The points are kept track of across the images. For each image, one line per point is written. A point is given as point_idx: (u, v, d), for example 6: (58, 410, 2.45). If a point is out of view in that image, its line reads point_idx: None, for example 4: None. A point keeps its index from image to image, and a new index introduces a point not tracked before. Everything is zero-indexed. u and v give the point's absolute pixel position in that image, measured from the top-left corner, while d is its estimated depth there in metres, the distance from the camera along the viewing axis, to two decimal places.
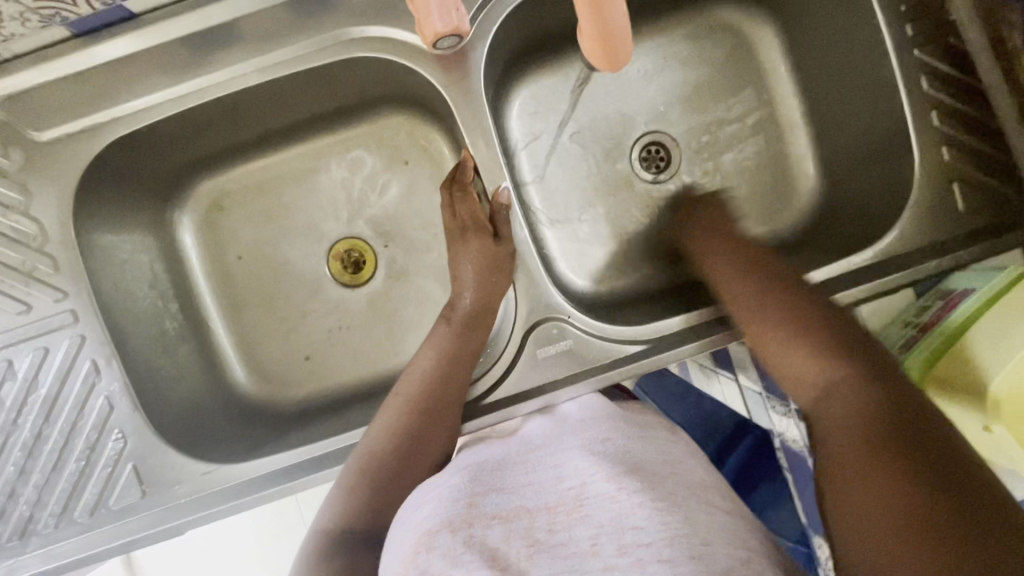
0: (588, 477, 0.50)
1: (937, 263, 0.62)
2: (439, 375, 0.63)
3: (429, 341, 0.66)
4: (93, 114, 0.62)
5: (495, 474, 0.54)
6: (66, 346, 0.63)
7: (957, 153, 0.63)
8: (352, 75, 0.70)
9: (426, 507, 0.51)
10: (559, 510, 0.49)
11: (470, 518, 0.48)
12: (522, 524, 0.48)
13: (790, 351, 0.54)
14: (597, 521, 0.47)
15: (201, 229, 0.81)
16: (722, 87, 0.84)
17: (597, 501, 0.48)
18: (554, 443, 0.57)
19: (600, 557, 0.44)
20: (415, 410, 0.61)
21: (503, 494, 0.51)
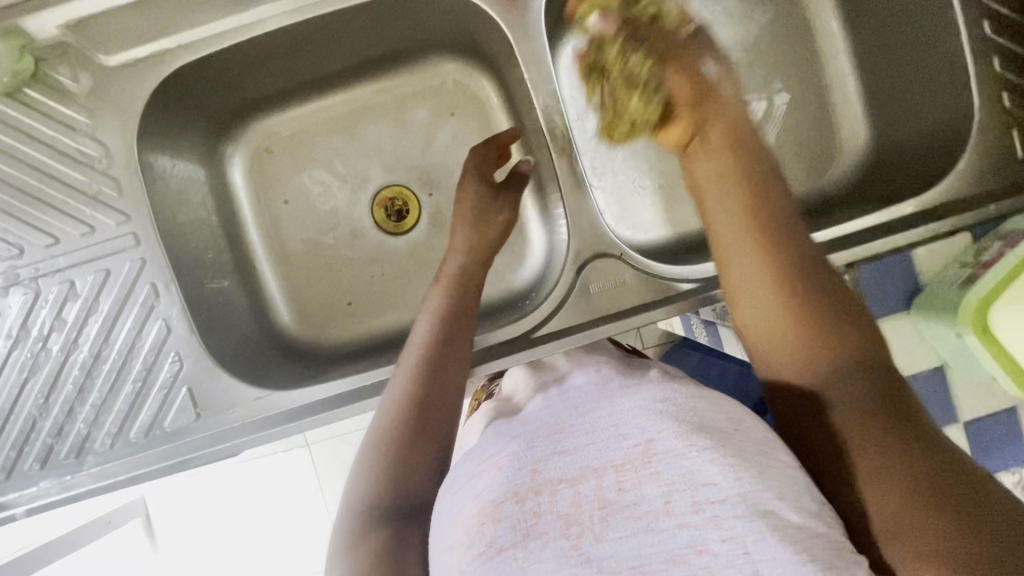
0: (656, 428, 0.40)
1: (997, 206, 0.62)
2: (445, 333, 0.61)
3: (426, 310, 0.64)
4: (160, 41, 0.63)
5: (551, 434, 0.44)
6: (127, 269, 0.65)
7: (1017, 100, 0.63)
8: (409, 13, 0.70)
9: (484, 477, 0.42)
10: (626, 467, 0.39)
11: (534, 485, 0.39)
12: (589, 486, 0.39)
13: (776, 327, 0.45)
14: (668, 476, 0.37)
15: (250, 169, 0.82)
16: (771, 42, 0.83)
17: (667, 453, 0.38)
18: (605, 403, 0.46)
19: (676, 515, 0.36)
20: (424, 369, 0.58)
21: (566, 454, 0.41)
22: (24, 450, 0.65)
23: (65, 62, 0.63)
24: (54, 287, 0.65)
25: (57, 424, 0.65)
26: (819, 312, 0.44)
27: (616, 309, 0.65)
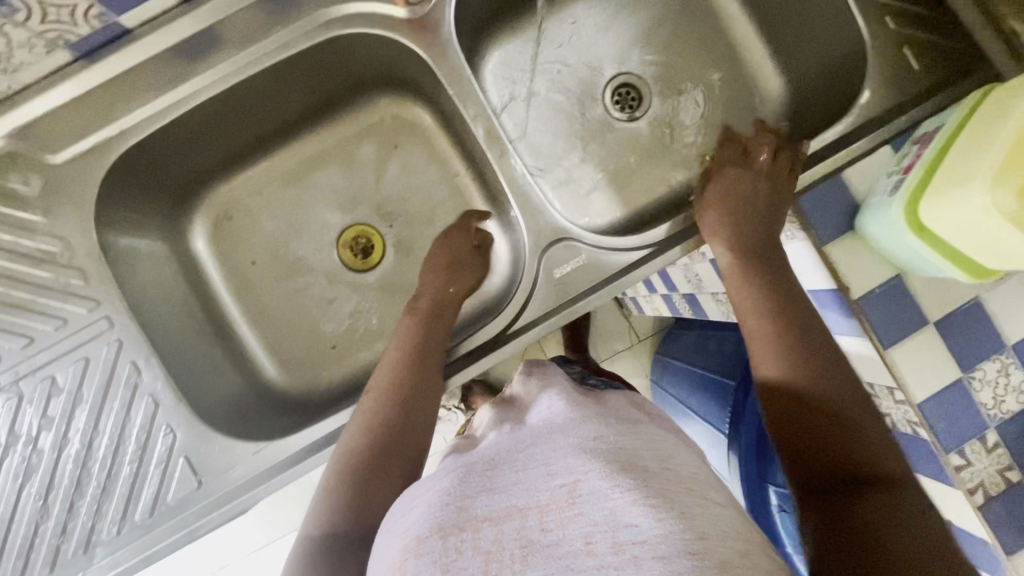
0: (581, 469, 0.41)
1: (906, 118, 0.66)
2: (411, 366, 0.64)
3: (396, 339, 0.68)
4: (103, 131, 0.67)
5: (483, 472, 0.45)
6: (106, 352, 0.66)
7: (900, 21, 0.68)
8: (335, 61, 0.75)
9: (415, 512, 0.44)
10: (551, 507, 0.40)
11: (459, 522, 0.41)
12: (513, 524, 0.40)
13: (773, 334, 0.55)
14: (591, 517, 0.38)
15: (212, 239, 0.84)
16: (677, 19, 0.88)
17: (591, 495, 0.39)
18: (547, 433, 0.46)
19: (596, 555, 0.37)
20: (391, 398, 0.61)
21: (494, 492, 0.42)
22: (30, 557, 0.64)
23: (15, 168, 0.66)
24: (36, 387, 0.65)
25: (61, 523, 0.65)
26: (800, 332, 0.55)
27: (584, 288, 0.68)
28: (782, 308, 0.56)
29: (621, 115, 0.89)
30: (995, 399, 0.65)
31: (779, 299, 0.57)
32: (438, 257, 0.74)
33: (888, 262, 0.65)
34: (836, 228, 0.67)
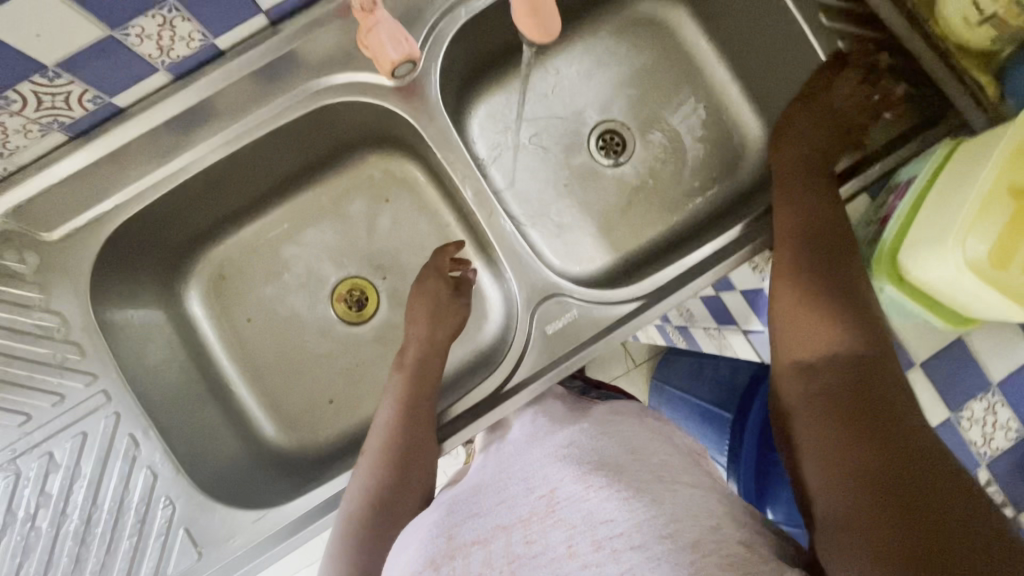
0: (557, 483, 0.49)
1: (881, 165, 0.68)
2: (404, 420, 0.64)
3: (387, 396, 0.68)
4: (97, 206, 0.68)
5: (472, 498, 0.54)
6: (103, 426, 0.66)
7: (872, 71, 0.69)
8: (325, 126, 0.77)
9: (411, 547, 0.52)
10: (533, 520, 0.48)
11: (451, 550, 0.48)
12: (501, 543, 0.47)
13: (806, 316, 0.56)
14: (569, 522, 0.46)
15: (207, 299, 0.85)
16: (657, 68, 0.91)
17: (568, 503, 0.47)
18: (522, 458, 0.55)
19: (578, 557, 0.44)
20: (388, 462, 0.62)
21: (479, 516, 0.50)
22: None
23: (12, 247, 0.67)
24: (33, 464, 0.65)
25: None
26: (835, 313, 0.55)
27: (577, 341, 0.69)
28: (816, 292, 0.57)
29: (607, 161, 0.90)
30: (984, 437, 0.67)
31: (818, 252, 0.59)
32: (419, 307, 0.73)
33: None
34: None
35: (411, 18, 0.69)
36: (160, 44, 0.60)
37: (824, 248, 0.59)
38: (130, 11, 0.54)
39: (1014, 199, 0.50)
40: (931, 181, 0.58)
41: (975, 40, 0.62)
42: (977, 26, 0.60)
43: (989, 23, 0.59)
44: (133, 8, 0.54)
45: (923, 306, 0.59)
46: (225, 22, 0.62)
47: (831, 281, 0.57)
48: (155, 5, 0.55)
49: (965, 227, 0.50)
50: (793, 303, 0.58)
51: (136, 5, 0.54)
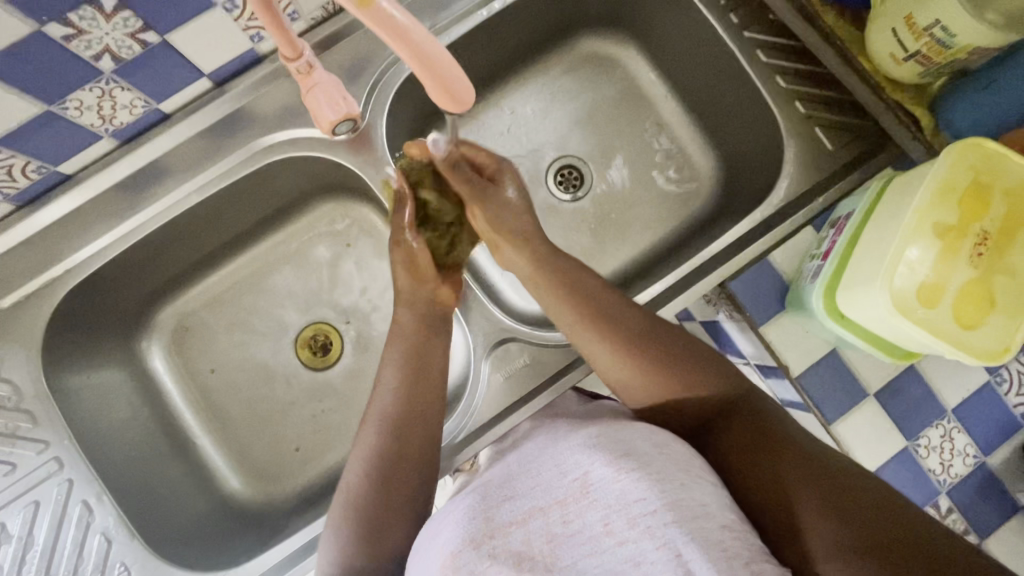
0: (588, 463, 0.46)
1: (825, 197, 0.69)
2: (408, 402, 0.60)
3: (387, 375, 0.62)
4: (48, 271, 0.68)
5: (506, 482, 0.50)
6: (56, 494, 0.65)
7: (810, 104, 0.71)
8: (277, 179, 0.77)
9: (444, 531, 0.48)
10: (569, 501, 0.45)
11: (489, 530, 0.46)
12: (538, 523, 0.45)
13: (618, 368, 0.56)
14: (603, 502, 0.44)
15: (169, 352, 0.85)
16: (610, 103, 0.92)
17: (601, 484, 0.44)
18: (551, 444, 0.52)
19: (615, 534, 0.43)
20: (395, 448, 0.58)
21: (515, 499, 0.48)
22: None
23: None
24: None
25: None
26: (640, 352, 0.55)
27: (530, 385, 0.69)
28: (618, 338, 0.55)
29: (566, 195, 0.91)
30: (942, 465, 0.67)
31: (586, 308, 0.57)
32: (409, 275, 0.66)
33: (821, 339, 0.68)
34: (767, 308, 0.70)
35: (355, 73, 0.70)
36: (102, 113, 0.61)
37: (596, 301, 0.58)
38: (67, 87, 0.56)
39: (939, 239, 0.52)
40: (868, 213, 0.58)
41: (903, 73, 0.64)
42: (903, 62, 0.62)
43: (914, 59, 0.61)
44: (70, 84, 0.55)
45: (866, 337, 0.60)
46: (167, 88, 0.63)
47: (623, 321, 0.56)
48: (92, 79, 0.56)
49: (901, 268, 0.52)
50: (619, 373, 0.56)
51: (73, 81, 0.55)
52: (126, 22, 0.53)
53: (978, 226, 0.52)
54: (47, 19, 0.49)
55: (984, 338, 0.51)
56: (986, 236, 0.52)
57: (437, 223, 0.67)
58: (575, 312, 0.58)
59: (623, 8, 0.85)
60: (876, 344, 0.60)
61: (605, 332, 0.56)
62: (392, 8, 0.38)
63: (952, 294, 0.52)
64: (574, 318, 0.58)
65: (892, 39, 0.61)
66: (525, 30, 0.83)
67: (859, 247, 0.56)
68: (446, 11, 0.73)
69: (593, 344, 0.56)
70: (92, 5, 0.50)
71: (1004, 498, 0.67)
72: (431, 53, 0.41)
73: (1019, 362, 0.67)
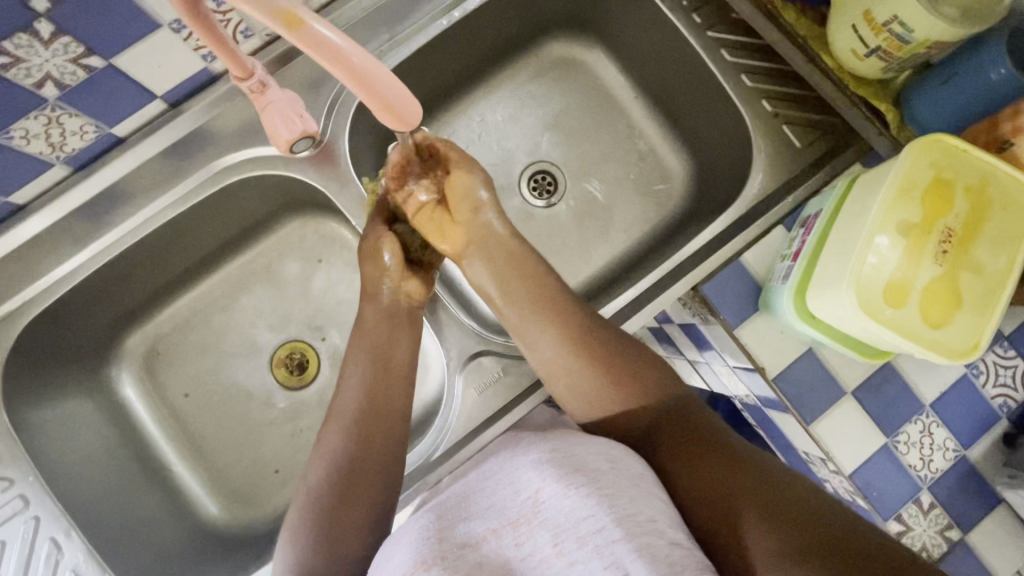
0: (540, 481, 0.46)
1: (795, 195, 0.69)
2: (368, 403, 0.60)
3: (352, 368, 0.63)
4: (6, 303, 0.66)
5: (459, 504, 0.50)
6: (22, 533, 0.63)
7: (776, 102, 0.71)
8: (241, 198, 0.76)
9: (397, 555, 0.47)
10: (521, 521, 0.45)
11: (441, 551, 0.45)
12: (491, 544, 0.45)
13: (585, 387, 0.59)
14: (554, 522, 0.44)
15: (139, 378, 0.83)
16: (579, 107, 0.91)
17: (552, 501, 0.45)
18: (500, 462, 0.52)
19: (564, 555, 0.42)
20: (358, 438, 0.59)
21: (468, 520, 0.48)
22: None
23: None
24: None
25: None
26: (605, 370, 0.59)
27: (506, 398, 0.68)
28: (585, 357, 0.59)
29: (539, 202, 0.90)
30: (922, 460, 0.66)
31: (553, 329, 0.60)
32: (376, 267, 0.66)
33: (796, 339, 0.66)
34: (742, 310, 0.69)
35: (314, 89, 0.69)
36: (50, 141, 0.59)
37: (563, 324, 0.60)
38: (9, 116, 0.54)
39: (903, 237, 0.52)
40: (836, 212, 0.58)
41: (865, 69, 0.63)
42: (865, 58, 0.61)
43: (875, 54, 0.60)
44: (12, 113, 0.54)
45: (833, 337, 0.60)
46: (118, 112, 0.62)
47: (590, 341, 0.60)
48: (36, 107, 0.55)
49: (866, 267, 0.51)
50: (586, 391, 0.59)
51: (16, 111, 0.54)
52: (66, 48, 0.51)
53: (941, 224, 0.52)
54: None
55: (953, 336, 0.51)
56: (950, 233, 0.52)
57: (415, 221, 0.70)
58: (543, 334, 0.60)
59: (587, 11, 0.84)
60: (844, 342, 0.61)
61: (574, 352, 0.59)
62: (324, 29, 0.37)
63: (919, 293, 0.51)
64: (541, 339, 0.60)
65: (853, 36, 0.60)
66: (488, 37, 0.82)
67: (827, 247, 0.56)
68: (405, 21, 0.71)
69: (561, 364, 0.60)
70: (28, 32, 0.48)
71: (985, 490, 0.66)
72: (368, 71, 0.39)
73: (994, 354, 0.66)
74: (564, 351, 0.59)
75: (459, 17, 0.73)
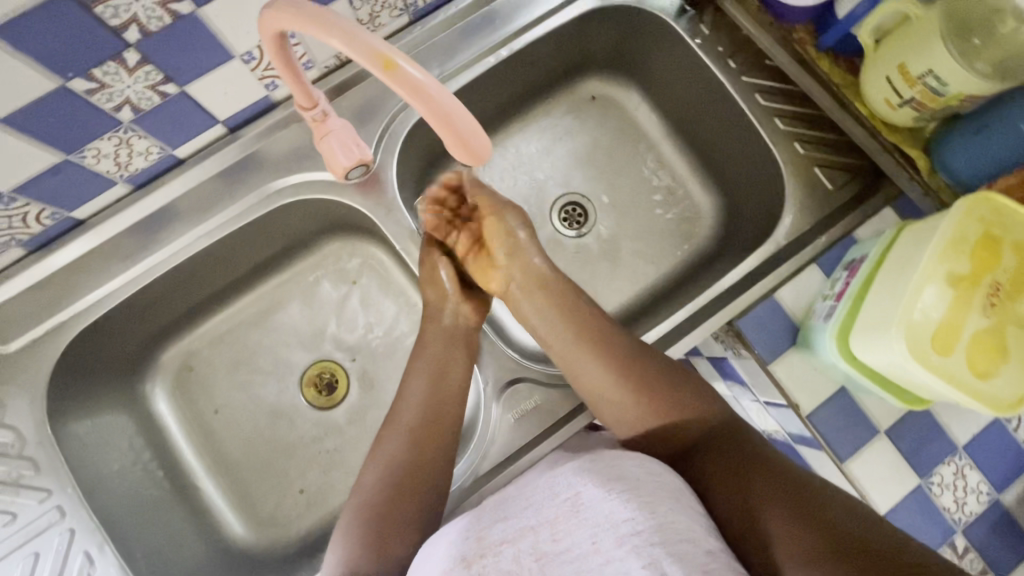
0: (579, 486, 0.48)
1: (828, 235, 0.71)
2: (428, 411, 0.65)
3: (413, 378, 0.68)
4: (57, 315, 0.68)
5: (499, 507, 0.52)
6: (56, 545, 0.64)
7: (809, 145, 0.74)
8: (287, 222, 0.78)
9: (437, 553, 0.49)
10: (559, 520, 0.46)
11: (480, 550, 0.47)
12: (528, 541, 0.46)
13: (600, 377, 0.61)
14: (593, 521, 0.45)
15: (172, 393, 0.84)
16: (610, 142, 0.94)
17: (592, 500, 0.46)
18: (545, 473, 0.55)
19: (602, 552, 0.43)
20: (415, 444, 0.63)
21: (506, 520, 0.49)
22: None
23: None
24: None
25: None
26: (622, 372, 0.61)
27: (542, 426, 0.69)
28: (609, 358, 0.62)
29: (570, 232, 0.92)
30: (956, 503, 0.67)
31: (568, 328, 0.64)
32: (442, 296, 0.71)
33: (830, 377, 0.68)
34: (775, 346, 0.70)
35: (367, 119, 0.72)
36: (118, 160, 0.62)
37: (582, 327, 0.64)
38: (86, 138, 0.57)
39: (952, 288, 0.53)
40: (881, 259, 0.60)
41: (898, 118, 0.66)
42: (898, 108, 0.64)
43: (909, 105, 0.63)
44: (90, 135, 0.57)
45: (873, 379, 0.61)
46: (182, 135, 0.65)
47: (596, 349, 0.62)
48: (111, 129, 0.57)
49: (916, 315, 0.53)
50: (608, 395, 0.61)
51: (92, 133, 0.56)
52: (147, 76, 0.54)
53: (990, 278, 0.54)
54: (72, 75, 0.50)
55: (994, 388, 0.52)
56: (997, 287, 0.54)
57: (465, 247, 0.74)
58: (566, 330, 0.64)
59: (623, 53, 0.87)
60: (884, 385, 0.61)
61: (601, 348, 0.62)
62: (412, 70, 0.40)
63: (965, 342, 0.53)
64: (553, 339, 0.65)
65: (887, 86, 0.63)
66: (528, 76, 0.85)
67: (872, 291, 0.58)
68: (454, 59, 0.75)
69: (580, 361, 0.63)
70: (116, 60, 0.51)
71: (1019, 536, 0.66)
72: (450, 110, 0.42)
73: None
74: (602, 385, 0.61)
75: (505, 57, 0.77)
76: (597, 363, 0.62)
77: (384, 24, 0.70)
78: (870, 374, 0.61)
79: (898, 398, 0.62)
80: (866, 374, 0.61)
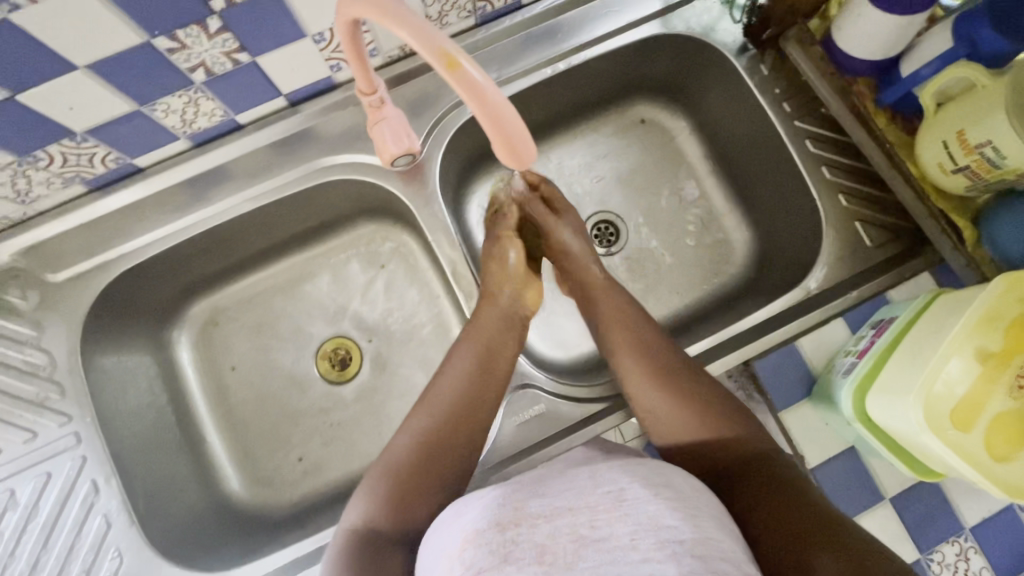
0: (623, 480, 0.43)
1: (859, 292, 0.70)
2: (472, 385, 0.64)
3: (459, 350, 0.68)
4: (104, 253, 0.72)
5: (537, 481, 0.45)
6: (69, 468, 0.68)
7: (853, 199, 0.73)
8: (330, 198, 0.81)
9: (468, 513, 0.44)
10: (599, 508, 0.41)
11: (516, 517, 0.40)
12: (564, 521, 0.40)
13: (656, 394, 0.61)
14: (636, 518, 0.40)
15: (196, 345, 0.87)
16: (653, 167, 0.94)
17: (637, 497, 0.41)
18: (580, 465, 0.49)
19: (640, 550, 0.38)
20: (455, 413, 0.62)
21: (546, 495, 0.43)
22: None
23: (17, 284, 0.71)
24: None
25: None
26: (679, 389, 0.60)
27: (544, 435, 0.70)
28: (661, 375, 0.61)
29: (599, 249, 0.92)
30: None
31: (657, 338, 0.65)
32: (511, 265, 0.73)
33: (840, 436, 0.67)
34: (789, 395, 0.69)
35: (420, 112, 0.74)
36: (184, 118, 0.66)
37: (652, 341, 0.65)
38: (160, 92, 0.60)
39: (979, 362, 0.52)
40: (911, 323, 0.59)
41: (949, 184, 0.65)
42: (951, 174, 0.63)
43: (963, 172, 0.62)
44: (163, 90, 0.60)
45: (885, 442, 0.60)
46: (246, 102, 0.68)
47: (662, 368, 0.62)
48: (183, 87, 0.61)
49: (938, 384, 0.52)
50: (659, 409, 0.60)
51: (165, 89, 0.60)
52: (225, 43, 0.57)
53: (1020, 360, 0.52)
54: (158, 33, 0.53)
55: (1009, 472, 0.51)
56: None
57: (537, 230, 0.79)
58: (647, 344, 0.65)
59: (679, 81, 0.88)
60: (896, 451, 0.60)
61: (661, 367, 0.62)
62: (473, 71, 0.42)
63: (984, 419, 0.52)
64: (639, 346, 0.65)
65: (942, 150, 0.62)
66: (582, 91, 0.87)
67: (897, 353, 0.57)
68: (512, 65, 0.77)
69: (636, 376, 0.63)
70: (199, 25, 0.54)
71: None
72: (502, 114, 0.44)
73: None
74: (663, 399, 0.60)
75: (561, 69, 0.78)
76: (661, 379, 0.61)
77: (451, 23, 0.72)
78: (881, 437, 0.60)
79: (909, 465, 0.60)
80: (878, 435, 0.60)
